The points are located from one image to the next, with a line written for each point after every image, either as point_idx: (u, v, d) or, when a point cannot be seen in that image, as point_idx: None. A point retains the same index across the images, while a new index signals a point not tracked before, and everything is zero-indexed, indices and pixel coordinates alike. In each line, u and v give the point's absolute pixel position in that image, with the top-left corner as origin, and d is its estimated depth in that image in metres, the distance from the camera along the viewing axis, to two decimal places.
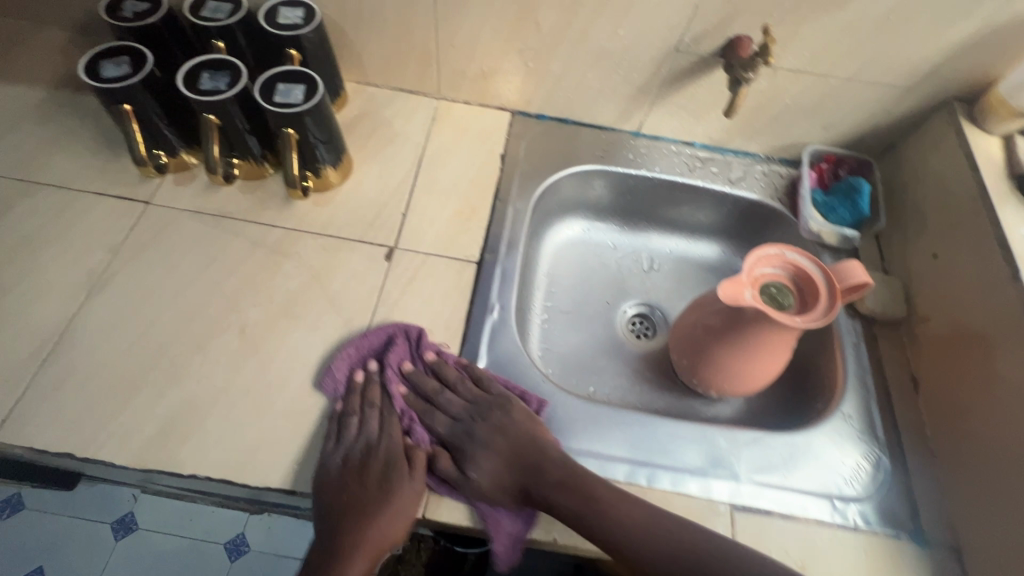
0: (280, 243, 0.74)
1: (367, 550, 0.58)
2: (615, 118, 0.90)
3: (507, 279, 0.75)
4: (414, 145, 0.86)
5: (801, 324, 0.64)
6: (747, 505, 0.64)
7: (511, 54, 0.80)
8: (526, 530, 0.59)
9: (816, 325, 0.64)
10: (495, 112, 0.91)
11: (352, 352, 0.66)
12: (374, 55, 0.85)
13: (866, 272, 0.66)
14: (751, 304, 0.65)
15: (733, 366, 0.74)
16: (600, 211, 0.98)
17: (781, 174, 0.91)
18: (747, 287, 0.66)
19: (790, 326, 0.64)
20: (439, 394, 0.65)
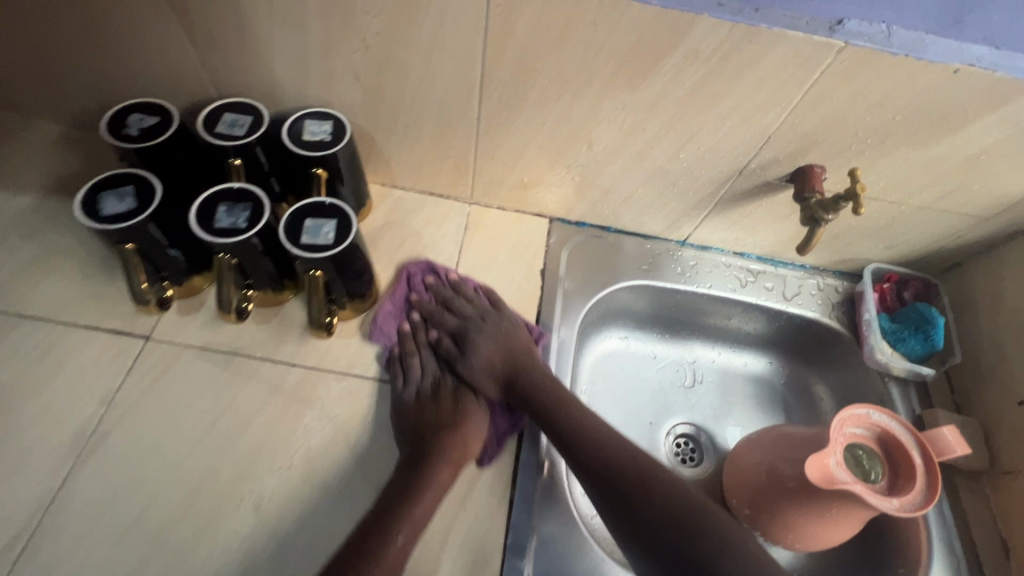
0: (299, 387, 0.65)
1: (449, 460, 0.59)
2: (661, 228, 0.83)
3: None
4: (446, 259, 0.78)
5: (899, 507, 0.56)
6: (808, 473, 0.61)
7: (556, 168, 0.74)
8: (509, 431, 0.65)
9: (917, 509, 0.56)
10: (532, 218, 0.84)
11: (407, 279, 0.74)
12: (404, 162, 0.78)
13: (964, 445, 0.60)
14: (839, 473, 0.58)
15: (810, 532, 0.66)
16: (640, 321, 0.91)
17: (838, 289, 0.85)
18: (834, 453, 0.59)
19: (886, 507, 0.56)
20: (454, 303, 0.72)
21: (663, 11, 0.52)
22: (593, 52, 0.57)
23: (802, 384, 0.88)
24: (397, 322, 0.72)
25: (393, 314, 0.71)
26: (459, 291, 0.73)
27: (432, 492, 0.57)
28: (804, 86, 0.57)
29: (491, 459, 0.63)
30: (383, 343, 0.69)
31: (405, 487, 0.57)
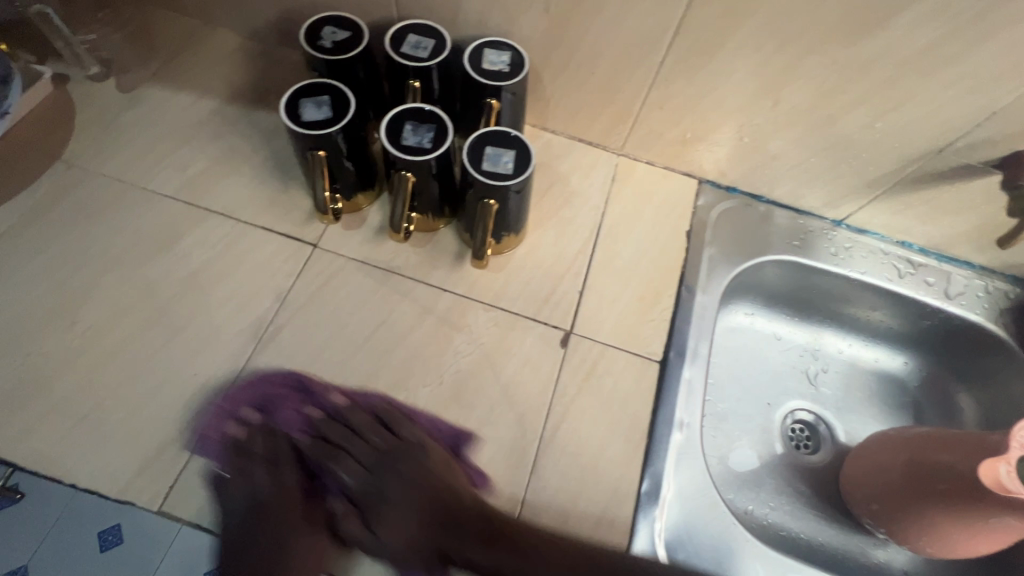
0: (449, 313, 0.67)
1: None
2: (820, 204, 0.79)
3: (694, 391, 0.66)
4: (591, 209, 0.77)
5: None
6: None
7: (727, 126, 0.70)
8: None
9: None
10: (682, 178, 0.81)
11: (244, 397, 0.62)
12: (565, 104, 0.76)
13: None
14: (1008, 480, 0.56)
15: (953, 540, 0.63)
16: (773, 300, 0.86)
17: (1008, 295, 0.78)
18: (1004, 461, 0.58)
19: None
20: (342, 436, 0.62)
21: None
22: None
23: (942, 390, 0.83)
24: (543, 264, 0.72)
25: (285, 398, 0.62)
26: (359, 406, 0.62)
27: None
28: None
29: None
30: (207, 451, 0.59)
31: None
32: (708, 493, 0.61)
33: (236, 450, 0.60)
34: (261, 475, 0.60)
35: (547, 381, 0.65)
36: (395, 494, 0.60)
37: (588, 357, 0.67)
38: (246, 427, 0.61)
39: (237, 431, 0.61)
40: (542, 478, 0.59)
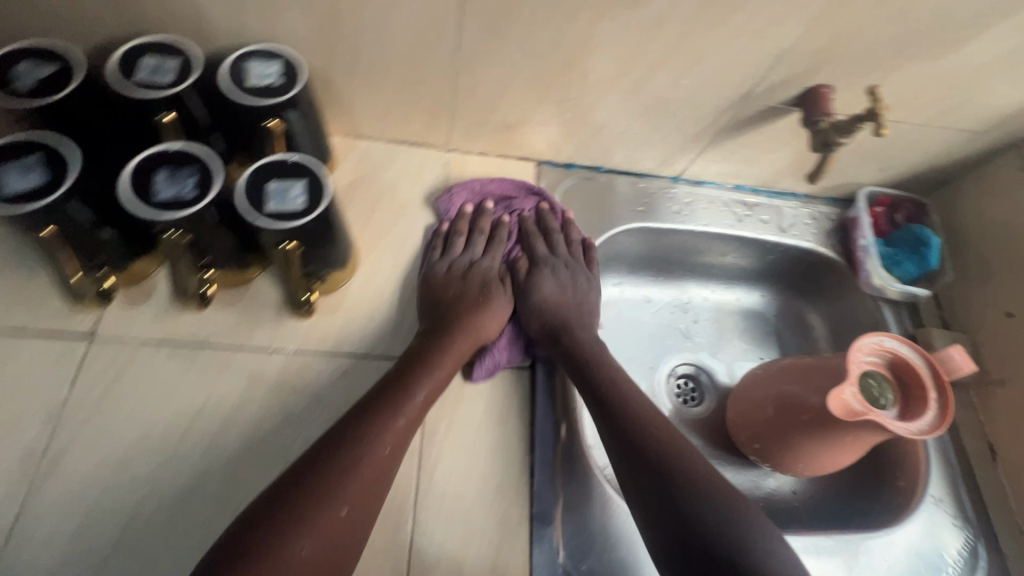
0: (285, 374, 0.58)
1: (469, 334, 0.60)
2: (655, 165, 0.78)
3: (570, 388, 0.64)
4: (429, 216, 0.70)
5: (917, 427, 0.57)
6: None
7: (545, 105, 0.66)
8: (518, 358, 0.65)
9: (934, 426, 0.57)
10: (518, 163, 0.76)
11: (474, 186, 0.72)
12: (372, 106, 0.68)
13: (967, 359, 0.61)
14: (856, 402, 0.58)
15: (823, 459, 0.67)
16: (635, 264, 0.87)
17: (830, 217, 0.84)
18: (851, 382, 0.59)
19: (902, 430, 0.57)
20: (526, 266, 0.69)
21: None
22: None
23: (796, 314, 0.88)
24: (386, 291, 0.65)
25: (468, 194, 0.71)
26: (541, 223, 0.72)
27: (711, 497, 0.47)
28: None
29: (486, 376, 0.63)
30: (445, 209, 0.70)
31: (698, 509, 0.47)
32: (601, 489, 0.59)
33: (532, 233, 0.71)
34: (500, 289, 0.66)
35: None
36: (544, 260, 0.68)
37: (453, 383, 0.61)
38: (520, 266, 0.69)
39: (456, 206, 0.70)
40: (425, 531, 0.54)
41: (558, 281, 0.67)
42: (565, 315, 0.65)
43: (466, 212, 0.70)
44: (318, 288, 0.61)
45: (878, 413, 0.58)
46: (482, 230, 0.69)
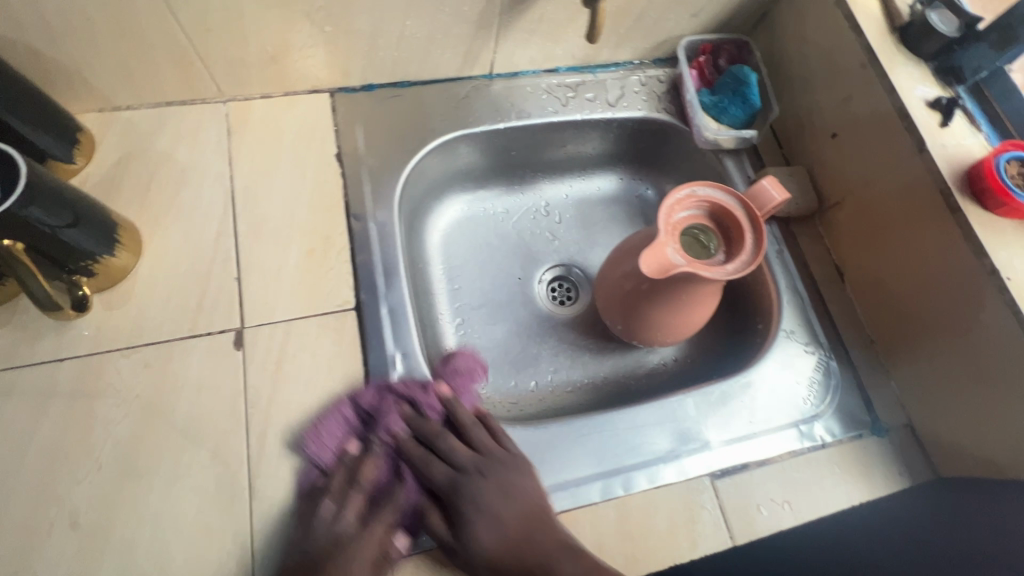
0: (81, 381, 0.54)
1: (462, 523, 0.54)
2: (459, 65, 0.72)
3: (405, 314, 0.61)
4: (216, 177, 0.64)
5: (733, 269, 0.57)
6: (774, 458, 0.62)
7: (297, 22, 0.59)
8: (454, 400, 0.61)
9: (748, 267, 0.57)
10: (309, 97, 0.70)
11: (407, 386, 0.57)
12: (104, 68, 0.59)
13: (782, 190, 0.60)
14: (678, 261, 0.57)
15: (673, 323, 0.67)
16: (482, 179, 0.82)
17: (661, 79, 0.79)
18: (670, 242, 0.57)
19: (722, 277, 0.57)
20: (439, 437, 0.58)
21: None
22: None
23: (651, 187, 0.87)
24: (181, 269, 0.60)
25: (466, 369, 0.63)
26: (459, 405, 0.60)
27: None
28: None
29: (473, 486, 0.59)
30: (365, 400, 0.56)
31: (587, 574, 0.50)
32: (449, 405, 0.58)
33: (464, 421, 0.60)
34: (441, 472, 0.57)
35: (233, 395, 0.55)
36: (462, 479, 0.57)
37: (273, 344, 0.58)
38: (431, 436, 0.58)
39: (331, 449, 0.54)
40: (265, 496, 0.52)
41: (499, 491, 0.55)
42: (535, 525, 0.54)
43: (344, 456, 0.55)
44: (88, 283, 0.56)
45: (699, 265, 0.57)
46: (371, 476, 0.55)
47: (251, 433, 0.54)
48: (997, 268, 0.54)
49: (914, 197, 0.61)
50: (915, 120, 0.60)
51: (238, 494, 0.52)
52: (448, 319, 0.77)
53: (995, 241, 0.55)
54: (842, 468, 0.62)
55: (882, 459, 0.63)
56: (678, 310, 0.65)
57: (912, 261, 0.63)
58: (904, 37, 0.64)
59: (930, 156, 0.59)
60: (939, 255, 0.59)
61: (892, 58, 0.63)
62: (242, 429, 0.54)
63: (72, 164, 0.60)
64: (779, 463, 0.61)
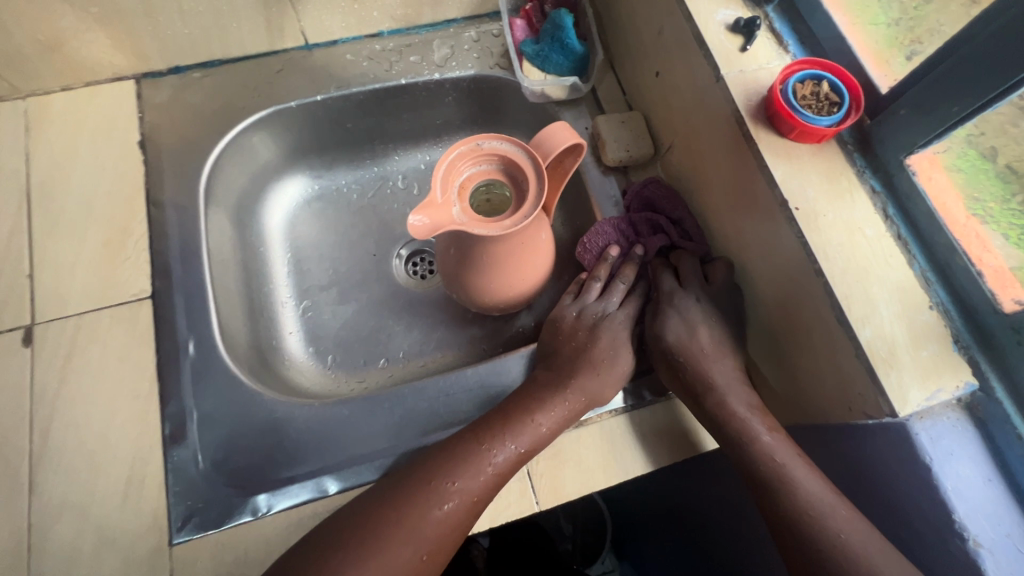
0: None
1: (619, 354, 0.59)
2: (266, 38, 0.69)
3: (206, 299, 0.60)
4: (12, 175, 0.63)
5: (512, 226, 0.55)
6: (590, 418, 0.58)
7: (56, 5, 0.57)
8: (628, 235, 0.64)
9: (528, 223, 0.56)
10: (114, 86, 0.68)
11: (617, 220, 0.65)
12: None
13: (572, 131, 0.55)
14: (462, 220, 0.55)
15: (501, 288, 0.65)
16: (324, 154, 0.79)
17: (494, 33, 0.75)
18: (454, 204, 0.55)
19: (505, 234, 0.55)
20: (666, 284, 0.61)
21: None
22: None
23: None
24: None
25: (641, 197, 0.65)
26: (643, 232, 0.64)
27: (459, 489, 0.50)
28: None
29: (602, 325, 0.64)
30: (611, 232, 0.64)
31: (468, 438, 0.53)
32: (244, 387, 0.57)
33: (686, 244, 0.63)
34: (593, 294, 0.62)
35: (18, 392, 0.55)
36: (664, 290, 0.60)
37: (63, 337, 0.57)
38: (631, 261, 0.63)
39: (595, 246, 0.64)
40: (44, 491, 0.52)
41: (711, 339, 0.57)
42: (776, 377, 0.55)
43: (607, 255, 0.63)
44: None
45: (480, 223, 0.55)
46: (628, 278, 0.63)
47: (34, 429, 0.54)
48: (787, 199, 0.50)
49: (719, 131, 0.56)
50: (711, 46, 0.55)
51: (17, 490, 0.52)
52: (290, 301, 0.74)
53: (788, 169, 0.51)
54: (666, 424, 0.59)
55: None
56: (500, 274, 0.63)
57: (728, 200, 0.58)
58: None
59: (726, 84, 0.54)
60: (745, 189, 0.55)
61: None
62: (26, 425, 0.54)
63: None
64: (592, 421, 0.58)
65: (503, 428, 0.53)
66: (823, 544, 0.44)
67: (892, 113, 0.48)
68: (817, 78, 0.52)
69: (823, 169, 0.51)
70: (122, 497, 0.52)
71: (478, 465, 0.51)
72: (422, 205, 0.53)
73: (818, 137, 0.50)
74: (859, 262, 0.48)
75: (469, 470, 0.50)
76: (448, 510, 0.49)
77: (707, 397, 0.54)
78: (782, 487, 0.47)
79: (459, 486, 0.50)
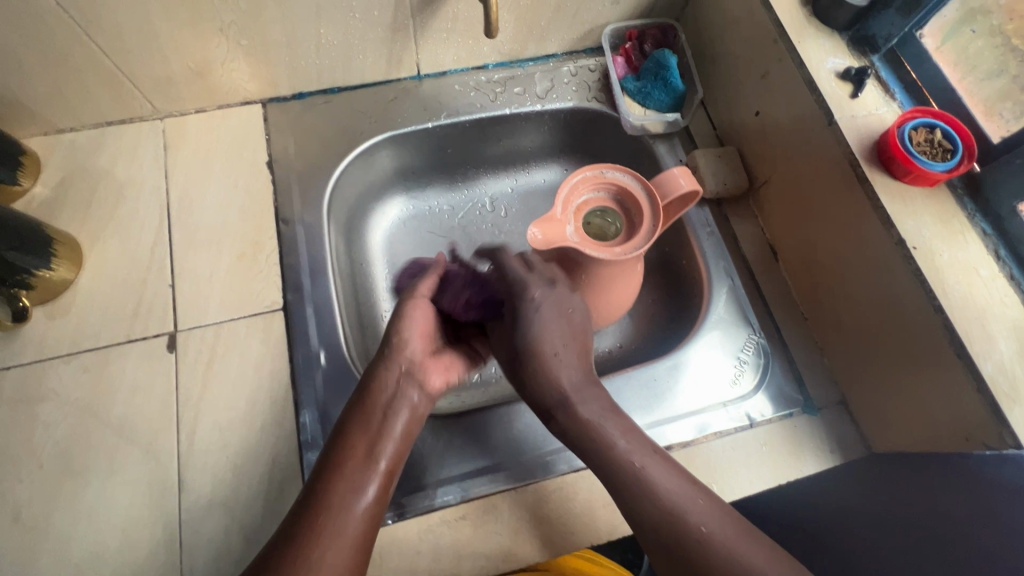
0: (25, 387, 0.58)
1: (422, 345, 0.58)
2: (384, 69, 0.74)
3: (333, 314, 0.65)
4: (152, 192, 0.67)
5: (622, 254, 0.58)
6: (699, 440, 0.61)
7: (212, 38, 0.62)
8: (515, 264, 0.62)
9: (638, 253, 0.58)
10: (242, 109, 0.72)
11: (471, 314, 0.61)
12: (42, 95, 0.63)
13: (693, 179, 0.58)
14: (573, 239, 0.58)
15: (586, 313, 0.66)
16: (424, 176, 0.83)
17: (591, 68, 0.80)
18: (568, 222, 0.59)
19: (612, 259, 0.58)
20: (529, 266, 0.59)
21: None
22: None
23: None
24: (116, 279, 0.63)
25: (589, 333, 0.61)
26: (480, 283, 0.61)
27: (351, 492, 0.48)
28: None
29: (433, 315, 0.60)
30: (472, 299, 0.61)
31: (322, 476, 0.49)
32: None
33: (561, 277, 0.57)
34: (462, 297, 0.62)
35: (165, 395, 0.58)
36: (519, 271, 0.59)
37: (204, 345, 0.61)
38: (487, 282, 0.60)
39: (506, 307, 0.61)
40: (193, 490, 0.55)
41: (556, 305, 0.55)
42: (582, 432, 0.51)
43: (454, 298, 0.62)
44: (28, 296, 0.59)
45: (592, 245, 0.58)
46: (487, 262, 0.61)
47: (181, 430, 0.57)
48: (903, 237, 0.53)
49: (826, 172, 0.60)
50: (824, 92, 0.59)
51: (168, 488, 0.55)
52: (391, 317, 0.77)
53: (903, 210, 0.54)
54: (770, 447, 0.62)
55: (811, 436, 0.63)
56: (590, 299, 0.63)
57: (832, 235, 0.62)
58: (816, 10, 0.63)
59: (839, 129, 0.58)
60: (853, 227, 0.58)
61: (803, 31, 0.62)
62: (174, 426, 0.57)
63: (18, 185, 0.64)
64: (702, 444, 0.61)
65: (359, 427, 0.52)
66: (688, 537, 0.46)
67: (1006, 163, 0.52)
68: (930, 126, 0.55)
69: (936, 210, 0.54)
70: (263, 499, 0.55)
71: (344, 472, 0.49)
72: (543, 219, 0.57)
73: (932, 181, 0.54)
74: (977, 301, 0.51)
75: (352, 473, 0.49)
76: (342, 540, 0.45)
77: (550, 389, 0.52)
78: (665, 520, 0.47)
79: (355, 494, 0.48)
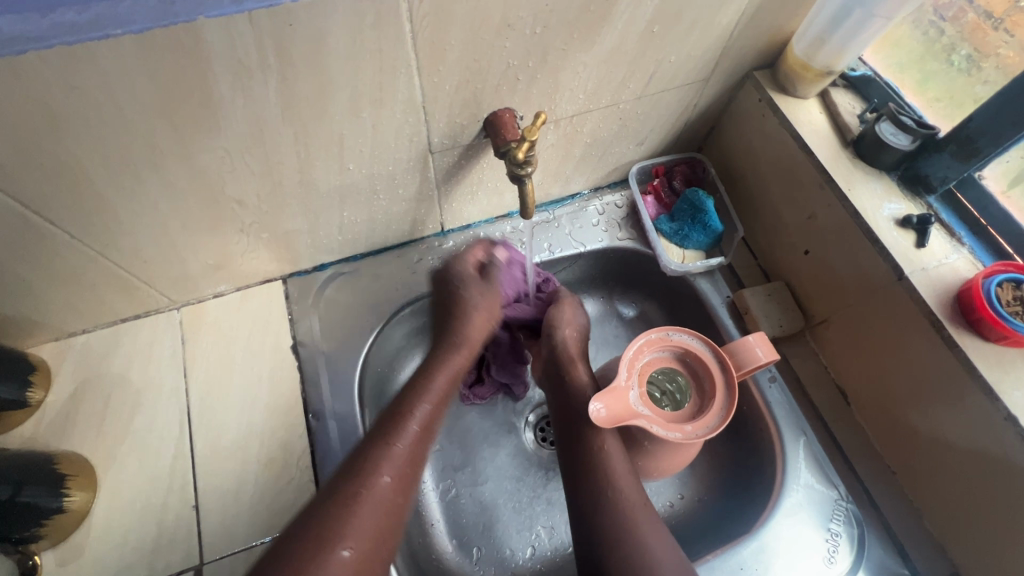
0: None
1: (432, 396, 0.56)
2: (407, 232, 0.71)
3: None
4: (172, 395, 0.63)
5: (693, 434, 0.52)
6: None
7: (233, 237, 0.59)
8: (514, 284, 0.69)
9: (711, 435, 0.52)
10: (262, 288, 0.69)
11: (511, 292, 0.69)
12: (52, 311, 0.59)
13: (767, 348, 0.54)
14: (640, 409, 0.53)
15: (645, 469, 0.58)
16: None
17: (618, 204, 0.77)
18: (632, 388, 0.53)
19: (681, 438, 0.52)
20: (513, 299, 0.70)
21: (143, 37, 0.36)
22: (117, 111, 0.40)
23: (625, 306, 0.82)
24: (135, 506, 0.57)
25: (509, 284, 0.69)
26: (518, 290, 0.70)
27: (385, 493, 0.47)
28: (406, 29, 0.43)
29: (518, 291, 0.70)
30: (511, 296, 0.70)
31: (361, 455, 0.49)
32: None
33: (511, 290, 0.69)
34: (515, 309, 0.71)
35: None
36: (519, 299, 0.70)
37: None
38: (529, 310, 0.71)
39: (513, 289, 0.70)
40: None
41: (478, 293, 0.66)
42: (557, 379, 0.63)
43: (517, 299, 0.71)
44: (38, 546, 0.53)
45: (660, 420, 0.53)
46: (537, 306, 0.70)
47: None
48: (1013, 413, 0.48)
49: (903, 325, 0.55)
50: (886, 243, 0.56)
51: None
52: (431, 486, 0.72)
53: (1004, 377, 0.49)
54: None
55: None
56: (646, 457, 0.56)
57: (915, 389, 0.56)
58: (860, 152, 0.60)
59: (912, 284, 0.54)
60: (945, 388, 0.53)
61: (850, 176, 0.59)
62: None
63: (28, 406, 0.60)
64: None
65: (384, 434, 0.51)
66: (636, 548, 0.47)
67: None
68: (1015, 280, 0.52)
69: None
70: None
71: (377, 467, 0.48)
72: (605, 390, 0.52)
73: None
74: None
75: (370, 492, 0.46)
76: (366, 539, 0.43)
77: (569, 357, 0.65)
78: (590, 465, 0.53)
79: (358, 506, 0.45)
